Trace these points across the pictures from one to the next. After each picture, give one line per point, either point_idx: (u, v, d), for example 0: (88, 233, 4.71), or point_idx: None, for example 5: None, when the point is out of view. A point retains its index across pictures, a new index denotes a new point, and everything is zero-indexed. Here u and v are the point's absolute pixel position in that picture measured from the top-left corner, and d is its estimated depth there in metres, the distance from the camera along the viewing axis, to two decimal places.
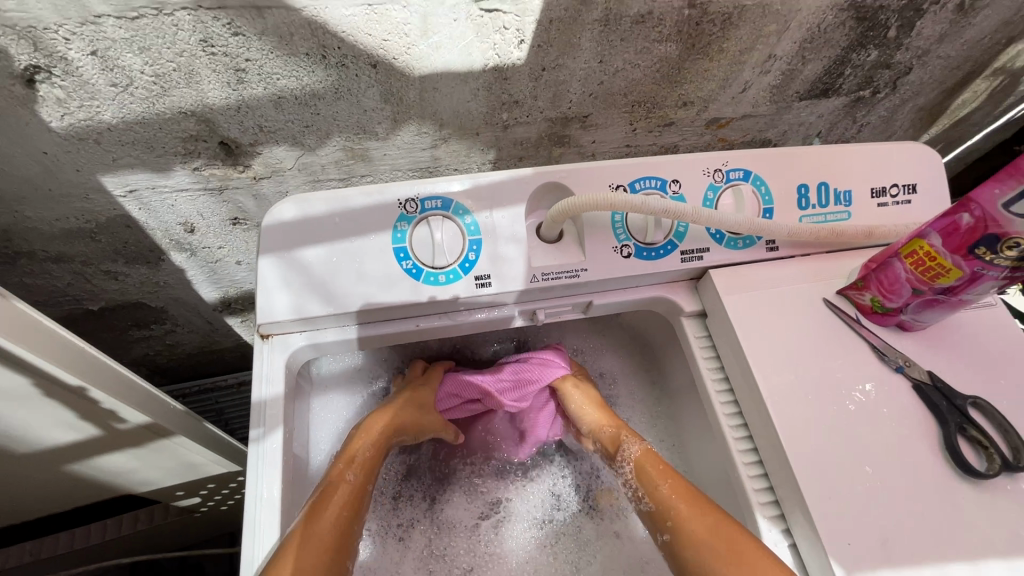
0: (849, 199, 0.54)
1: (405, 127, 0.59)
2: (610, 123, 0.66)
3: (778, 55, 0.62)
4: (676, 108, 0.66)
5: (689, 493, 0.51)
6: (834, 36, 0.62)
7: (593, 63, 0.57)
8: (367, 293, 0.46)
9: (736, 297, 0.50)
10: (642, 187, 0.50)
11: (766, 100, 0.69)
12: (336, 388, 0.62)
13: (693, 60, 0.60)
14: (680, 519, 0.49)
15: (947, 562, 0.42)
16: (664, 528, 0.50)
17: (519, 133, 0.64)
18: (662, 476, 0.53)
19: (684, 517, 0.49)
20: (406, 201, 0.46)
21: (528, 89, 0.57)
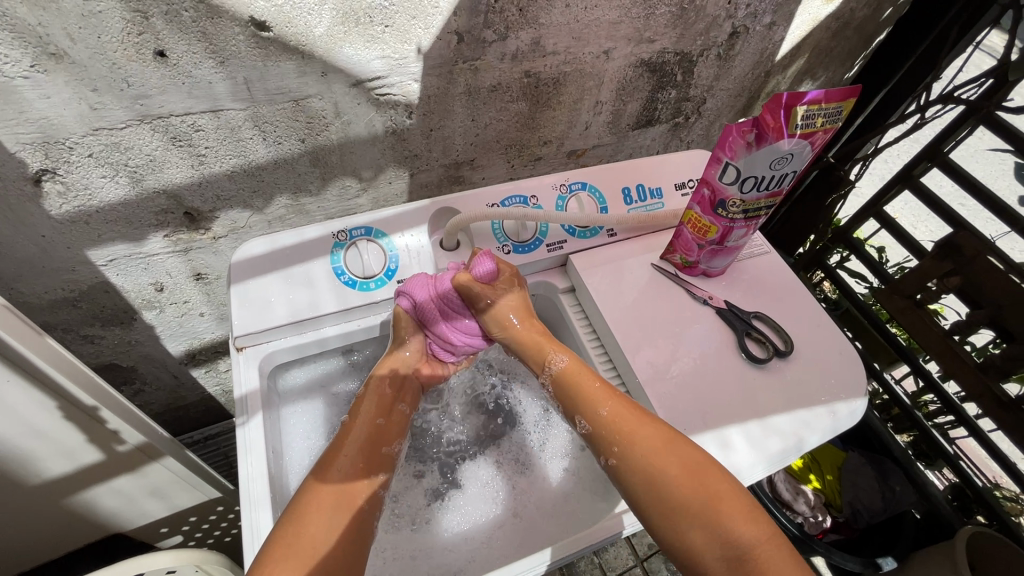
0: (660, 193, 0.76)
1: (333, 183, 0.76)
2: (492, 163, 0.87)
3: (603, 101, 0.86)
4: (540, 145, 0.89)
5: (638, 415, 0.57)
6: (639, 83, 0.87)
7: (467, 121, 0.78)
8: (318, 303, 0.62)
9: (588, 270, 0.70)
10: (510, 203, 0.70)
11: (607, 133, 0.93)
12: (298, 399, 0.75)
13: (541, 112, 0.82)
14: (625, 433, 0.56)
15: (745, 423, 0.60)
16: (611, 454, 0.57)
17: (423, 177, 0.83)
18: (606, 398, 0.59)
19: (638, 460, 0.55)
20: (338, 233, 0.63)
21: (423, 144, 0.77)
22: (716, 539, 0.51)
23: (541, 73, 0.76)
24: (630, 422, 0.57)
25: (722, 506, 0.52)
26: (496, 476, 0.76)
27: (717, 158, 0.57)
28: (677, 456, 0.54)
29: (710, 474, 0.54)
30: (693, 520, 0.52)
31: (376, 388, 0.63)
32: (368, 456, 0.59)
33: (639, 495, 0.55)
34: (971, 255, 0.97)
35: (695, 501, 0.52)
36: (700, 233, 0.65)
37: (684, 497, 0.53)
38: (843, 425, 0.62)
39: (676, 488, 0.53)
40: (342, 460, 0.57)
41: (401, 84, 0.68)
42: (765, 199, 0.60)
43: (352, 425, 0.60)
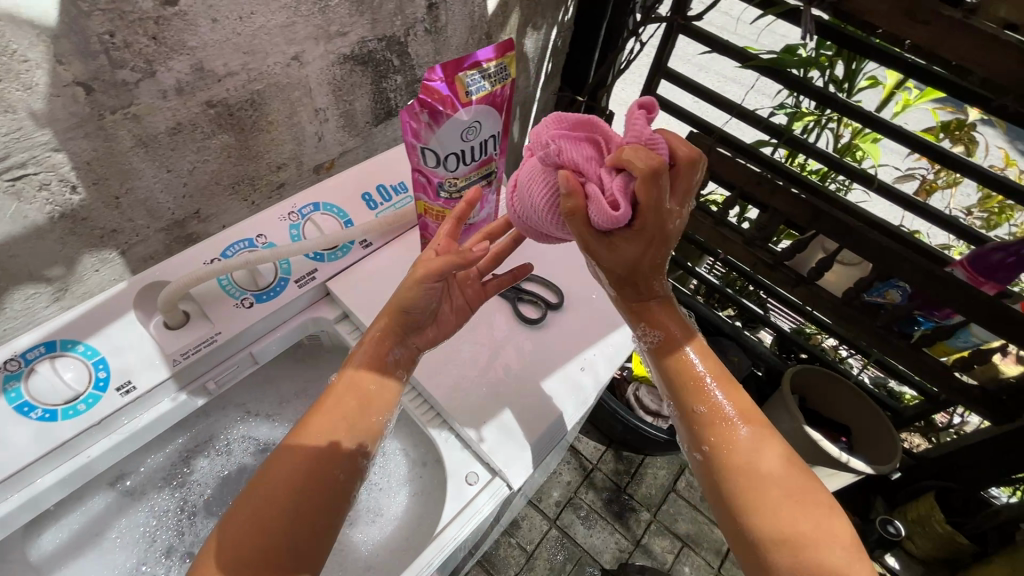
0: (403, 187, 0.73)
1: (11, 297, 0.62)
2: (225, 207, 0.78)
3: (323, 107, 0.80)
4: (274, 172, 0.81)
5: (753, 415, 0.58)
6: (355, 79, 0.82)
7: (162, 174, 0.67)
8: (10, 455, 0.49)
9: (349, 293, 0.66)
10: (234, 251, 0.62)
11: (347, 137, 0.88)
12: (65, 562, 0.61)
13: (254, 138, 0.74)
14: (707, 396, 0.58)
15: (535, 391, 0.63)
16: (703, 404, 0.58)
17: (141, 250, 0.71)
18: (700, 398, 0.58)
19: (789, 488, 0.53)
20: (6, 363, 0.51)
21: (116, 216, 0.65)
22: (798, 553, 0.50)
23: (227, 99, 0.67)
24: (726, 385, 0.60)
25: (811, 517, 0.52)
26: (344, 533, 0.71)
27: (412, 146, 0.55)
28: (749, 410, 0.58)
29: (772, 461, 0.55)
30: (776, 515, 0.52)
31: (292, 458, 0.50)
32: (297, 514, 0.48)
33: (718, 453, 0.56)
34: (706, 151, 1.09)
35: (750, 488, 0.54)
36: (439, 219, 0.63)
37: (740, 480, 0.54)
38: (622, 355, 0.68)
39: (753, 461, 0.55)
40: (247, 526, 0.47)
41: (38, 160, 0.55)
42: (477, 169, 0.59)
43: (271, 475, 0.49)
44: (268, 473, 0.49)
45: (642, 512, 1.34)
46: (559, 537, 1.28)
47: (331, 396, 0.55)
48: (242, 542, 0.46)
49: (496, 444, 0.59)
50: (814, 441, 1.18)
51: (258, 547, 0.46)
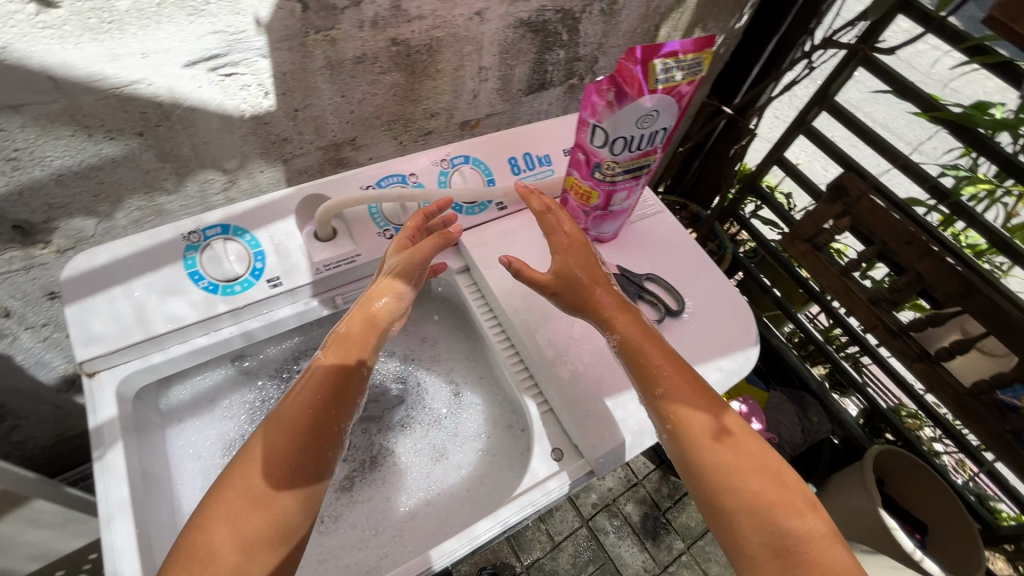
0: (549, 160, 0.73)
1: (192, 179, 0.69)
2: (377, 141, 0.82)
3: (487, 66, 0.81)
4: (427, 118, 0.83)
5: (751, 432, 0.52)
6: (523, 45, 0.83)
7: (337, 98, 0.71)
8: (176, 313, 0.56)
9: (478, 249, 0.68)
10: (387, 183, 0.65)
11: (499, 100, 0.89)
12: (186, 416, 0.69)
13: (420, 82, 0.77)
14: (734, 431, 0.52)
15: (639, 388, 0.61)
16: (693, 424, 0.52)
17: (299, 163, 0.76)
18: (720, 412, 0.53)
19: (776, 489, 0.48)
20: (189, 234, 0.57)
21: (290, 127, 0.71)
22: (775, 527, 0.45)
23: (410, 40, 0.70)
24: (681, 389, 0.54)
25: (788, 499, 0.47)
26: (404, 465, 0.72)
27: (585, 121, 0.55)
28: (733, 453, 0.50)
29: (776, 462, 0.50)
30: (766, 497, 0.47)
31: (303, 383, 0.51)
32: (322, 416, 0.49)
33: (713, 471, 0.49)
34: (857, 196, 1.01)
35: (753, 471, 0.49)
36: (583, 199, 0.63)
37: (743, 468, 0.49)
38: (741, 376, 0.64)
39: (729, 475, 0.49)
40: (289, 435, 0.47)
41: (247, 62, 0.61)
42: (640, 158, 0.58)
43: (297, 402, 0.49)
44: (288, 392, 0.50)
45: (676, 541, 1.31)
46: (588, 537, 1.28)
47: (329, 341, 0.54)
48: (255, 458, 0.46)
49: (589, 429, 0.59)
50: (887, 528, 1.09)
51: (274, 444, 0.47)
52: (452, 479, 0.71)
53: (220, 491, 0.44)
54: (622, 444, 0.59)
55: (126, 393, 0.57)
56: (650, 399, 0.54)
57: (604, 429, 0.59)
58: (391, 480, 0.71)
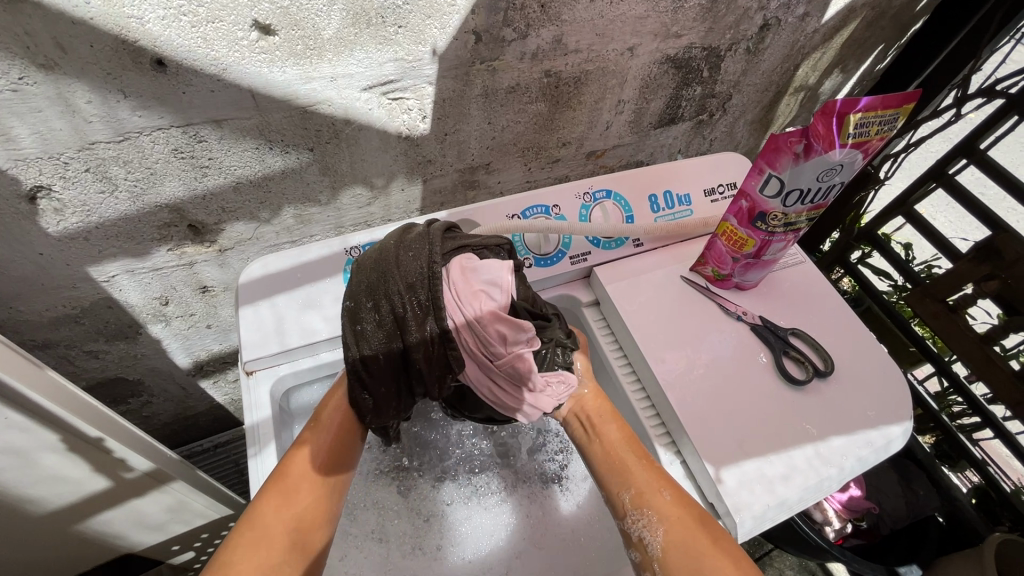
0: (689, 200, 0.72)
1: (343, 192, 0.72)
2: (508, 166, 0.83)
3: (625, 100, 0.81)
4: (558, 146, 0.84)
5: (693, 513, 0.52)
6: (664, 80, 0.82)
7: (484, 124, 0.73)
8: (331, 323, 0.59)
9: (616, 284, 0.66)
10: (531, 213, 0.66)
11: (628, 132, 0.88)
12: (312, 419, 0.72)
13: (561, 112, 0.78)
14: (661, 513, 0.52)
15: (786, 451, 0.57)
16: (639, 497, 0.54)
17: (436, 183, 0.79)
18: (657, 482, 0.54)
19: (633, 466, 0.56)
20: (351, 249, 0.61)
21: (437, 149, 0.73)
22: (621, 463, 0.57)
23: (562, 72, 0.71)
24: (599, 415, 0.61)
25: (642, 462, 0.57)
26: (505, 523, 0.73)
27: (760, 168, 0.53)
28: (661, 473, 0.56)
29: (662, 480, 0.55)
30: (612, 442, 0.58)
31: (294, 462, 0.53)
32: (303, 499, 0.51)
33: (641, 497, 0.54)
34: (1013, 258, 0.93)
35: (689, 538, 0.51)
36: (736, 245, 0.61)
37: (625, 452, 0.57)
38: (887, 454, 0.59)
39: (644, 481, 0.55)
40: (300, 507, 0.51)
41: (415, 87, 0.63)
42: (813, 212, 0.56)
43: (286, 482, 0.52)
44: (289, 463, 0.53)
45: None
46: None
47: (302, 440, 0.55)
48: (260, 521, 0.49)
49: (740, 489, 0.55)
50: None
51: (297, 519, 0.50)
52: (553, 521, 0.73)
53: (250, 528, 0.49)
54: (765, 509, 0.55)
55: (276, 394, 0.59)
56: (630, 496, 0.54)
57: (751, 489, 0.55)
58: (475, 547, 0.70)
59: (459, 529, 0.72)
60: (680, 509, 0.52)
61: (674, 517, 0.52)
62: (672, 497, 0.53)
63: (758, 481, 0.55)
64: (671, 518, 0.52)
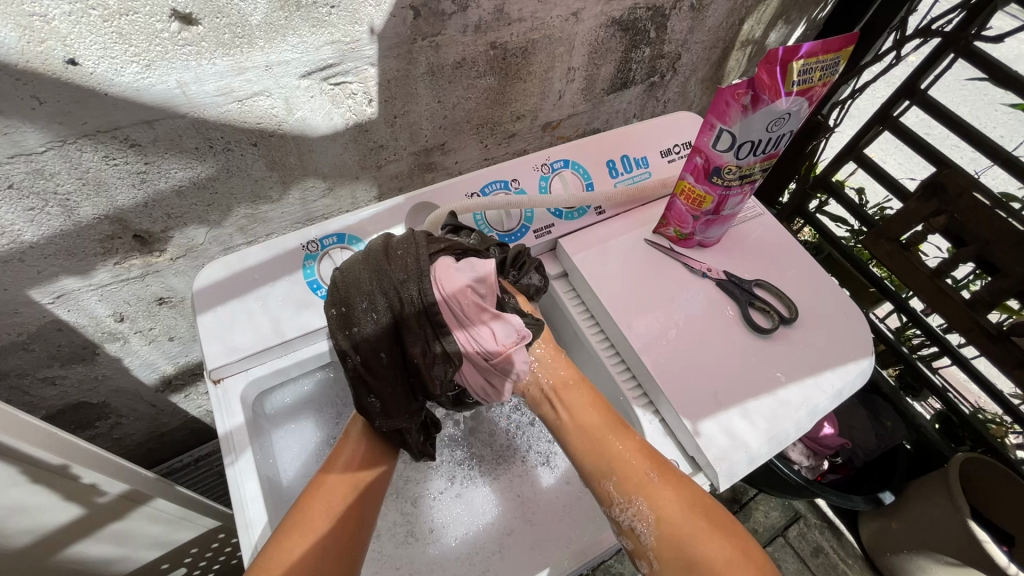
0: (646, 163, 0.72)
1: (295, 187, 0.70)
2: (464, 145, 0.82)
3: (575, 67, 0.80)
4: (512, 121, 0.83)
5: (679, 487, 0.55)
6: (612, 44, 0.81)
7: (433, 103, 0.71)
8: (297, 322, 0.58)
9: (581, 253, 0.66)
10: (490, 189, 0.65)
11: (581, 100, 0.87)
12: (289, 420, 0.70)
13: (512, 84, 0.76)
14: (653, 498, 0.53)
15: (762, 398, 0.58)
16: (621, 481, 0.55)
17: (391, 169, 0.77)
18: (644, 464, 0.56)
19: (609, 449, 0.57)
20: (308, 244, 0.59)
21: (387, 133, 0.71)
22: (599, 450, 0.57)
23: (507, 43, 0.69)
24: (584, 402, 0.61)
25: (619, 446, 0.57)
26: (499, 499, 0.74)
27: (710, 124, 0.54)
28: (646, 453, 0.57)
29: (638, 456, 0.56)
30: (585, 422, 0.59)
31: (335, 474, 0.57)
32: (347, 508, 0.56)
33: (624, 481, 0.55)
34: (956, 193, 0.97)
35: (683, 522, 0.52)
36: (695, 203, 0.61)
37: (599, 433, 0.58)
38: (855, 389, 0.61)
39: (625, 465, 0.56)
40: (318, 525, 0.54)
41: (357, 70, 0.61)
42: (765, 162, 0.56)
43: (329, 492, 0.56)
44: (326, 472, 0.58)
45: None
46: None
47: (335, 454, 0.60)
48: (310, 522, 0.53)
49: (717, 438, 0.56)
50: (978, 541, 1.08)
51: (338, 517, 0.54)
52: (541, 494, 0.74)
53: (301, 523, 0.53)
54: (744, 457, 0.57)
55: (248, 398, 0.58)
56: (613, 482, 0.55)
57: (728, 439, 0.57)
58: (471, 526, 0.71)
59: (454, 513, 0.72)
60: (674, 489, 0.54)
61: (660, 500, 0.53)
62: (658, 477, 0.55)
63: (734, 429, 0.57)
64: (657, 499, 0.53)
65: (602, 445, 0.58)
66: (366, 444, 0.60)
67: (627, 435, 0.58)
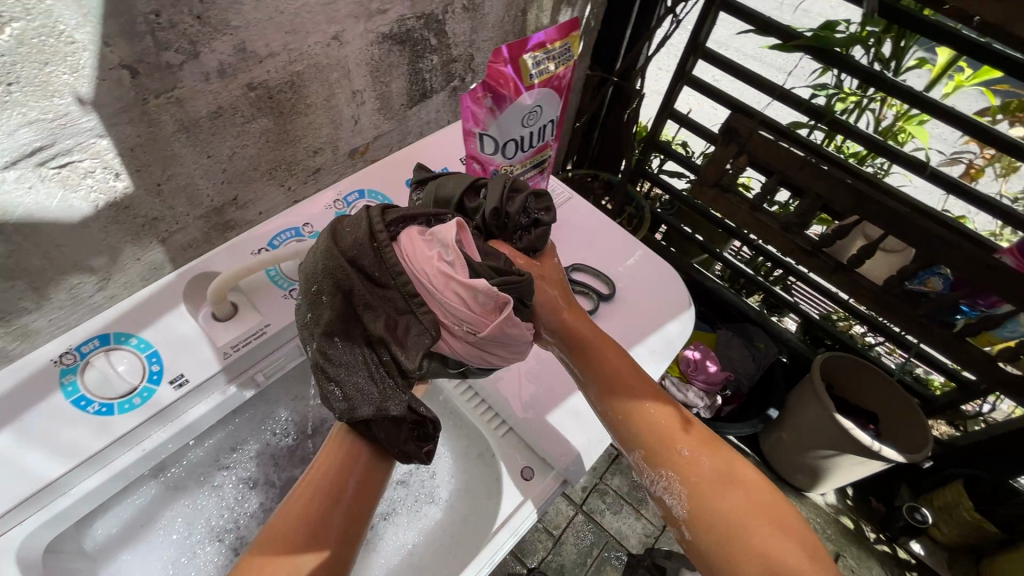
0: None
1: (56, 289, 0.61)
2: (263, 193, 0.76)
3: (360, 90, 0.77)
4: (310, 157, 0.78)
5: (714, 447, 0.56)
6: (392, 59, 0.78)
7: (202, 160, 0.65)
8: None
9: None
10: (279, 240, 0.66)
11: (382, 120, 0.85)
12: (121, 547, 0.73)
13: (292, 121, 0.71)
14: (695, 457, 0.54)
15: None
16: (666, 453, 0.55)
17: (180, 238, 0.70)
18: (675, 443, 0.55)
19: (639, 415, 0.56)
20: (63, 357, 0.58)
21: (156, 203, 0.63)
22: (639, 419, 0.56)
23: (267, 81, 0.64)
24: (614, 363, 0.58)
25: (649, 418, 0.56)
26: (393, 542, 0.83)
27: (469, 131, 0.53)
28: (687, 427, 0.56)
29: (665, 417, 0.56)
30: (607, 362, 0.57)
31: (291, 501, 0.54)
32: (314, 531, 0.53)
33: (653, 456, 0.55)
34: (746, 134, 1.05)
35: (710, 495, 0.52)
36: None
37: (625, 402, 0.56)
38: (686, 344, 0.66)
39: (660, 442, 0.55)
40: (299, 545, 0.52)
41: (80, 146, 0.53)
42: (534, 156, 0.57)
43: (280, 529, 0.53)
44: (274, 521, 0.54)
45: None
46: (585, 521, 1.31)
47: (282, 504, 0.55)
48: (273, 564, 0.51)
49: None
50: (845, 429, 1.20)
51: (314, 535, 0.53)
52: (428, 535, 0.81)
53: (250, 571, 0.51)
54: None
55: (27, 556, 0.55)
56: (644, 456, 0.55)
57: None
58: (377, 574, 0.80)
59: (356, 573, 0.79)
60: (701, 443, 0.55)
61: (694, 478, 0.53)
62: (692, 449, 0.55)
63: None
64: (690, 466, 0.54)
65: (632, 415, 0.56)
66: (342, 451, 0.56)
67: (661, 402, 0.57)
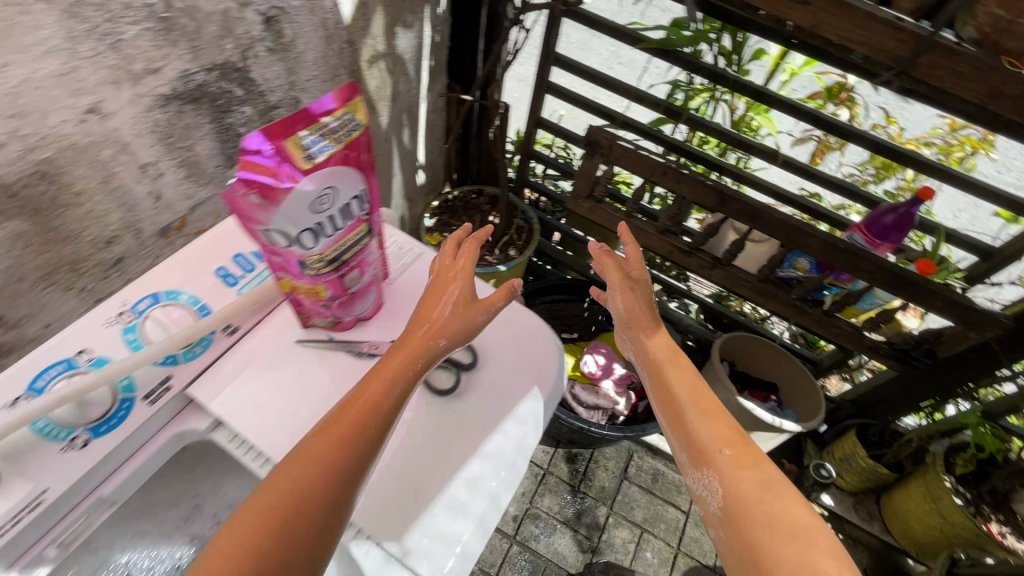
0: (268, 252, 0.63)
1: None
2: (41, 304, 0.62)
3: (150, 162, 0.65)
4: (102, 248, 0.65)
5: (739, 445, 0.55)
6: (187, 121, 0.67)
7: None
8: None
9: (221, 396, 0.55)
10: None
11: (195, 189, 0.73)
12: None
13: (57, 216, 0.58)
14: (738, 458, 0.54)
15: (498, 430, 0.60)
16: (717, 429, 0.56)
17: None
18: (717, 411, 0.58)
19: (691, 390, 0.60)
20: None
21: None
22: (687, 398, 0.60)
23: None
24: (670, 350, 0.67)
25: (700, 388, 0.61)
26: None
27: (250, 228, 0.44)
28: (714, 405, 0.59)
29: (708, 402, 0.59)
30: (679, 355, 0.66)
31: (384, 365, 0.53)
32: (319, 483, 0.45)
33: (698, 452, 0.56)
34: (607, 146, 1.02)
35: (756, 517, 0.50)
36: (312, 296, 0.53)
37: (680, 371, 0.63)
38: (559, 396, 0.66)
39: (710, 419, 0.57)
40: (325, 467, 0.46)
41: None
42: (350, 233, 0.50)
43: (294, 472, 0.45)
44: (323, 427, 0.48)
45: (599, 509, 1.36)
46: (521, 552, 1.27)
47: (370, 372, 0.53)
48: (273, 514, 0.43)
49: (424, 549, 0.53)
50: (747, 410, 1.24)
51: (277, 514, 0.43)
52: None
53: (272, 496, 0.44)
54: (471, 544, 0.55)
55: None
56: (693, 426, 0.57)
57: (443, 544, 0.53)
58: None
59: None
60: (737, 466, 0.53)
61: (743, 480, 0.52)
62: (736, 458, 0.54)
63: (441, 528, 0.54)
64: (737, 472, 0.53)
65: (684, 405, 0.59)
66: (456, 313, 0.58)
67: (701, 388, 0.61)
